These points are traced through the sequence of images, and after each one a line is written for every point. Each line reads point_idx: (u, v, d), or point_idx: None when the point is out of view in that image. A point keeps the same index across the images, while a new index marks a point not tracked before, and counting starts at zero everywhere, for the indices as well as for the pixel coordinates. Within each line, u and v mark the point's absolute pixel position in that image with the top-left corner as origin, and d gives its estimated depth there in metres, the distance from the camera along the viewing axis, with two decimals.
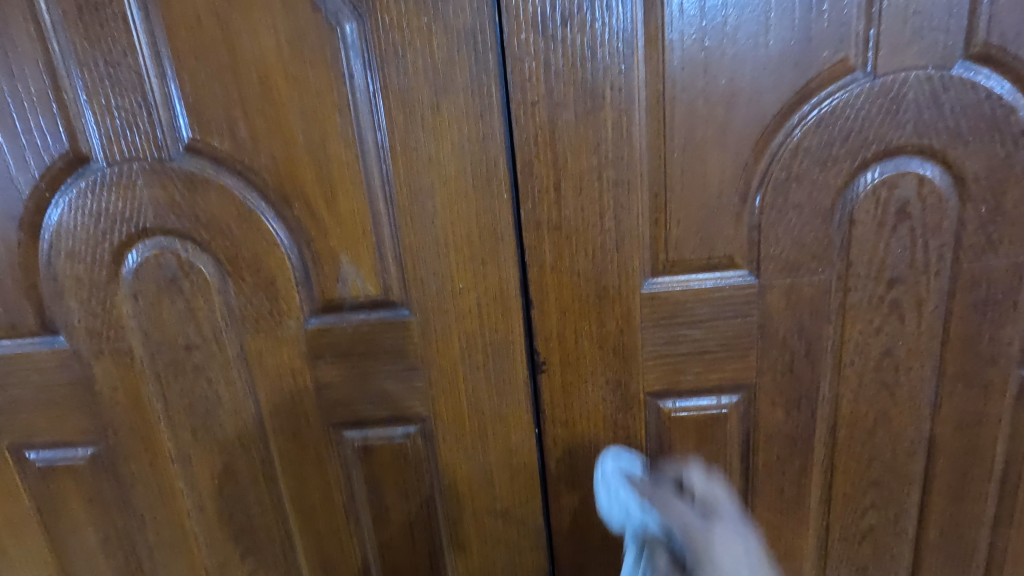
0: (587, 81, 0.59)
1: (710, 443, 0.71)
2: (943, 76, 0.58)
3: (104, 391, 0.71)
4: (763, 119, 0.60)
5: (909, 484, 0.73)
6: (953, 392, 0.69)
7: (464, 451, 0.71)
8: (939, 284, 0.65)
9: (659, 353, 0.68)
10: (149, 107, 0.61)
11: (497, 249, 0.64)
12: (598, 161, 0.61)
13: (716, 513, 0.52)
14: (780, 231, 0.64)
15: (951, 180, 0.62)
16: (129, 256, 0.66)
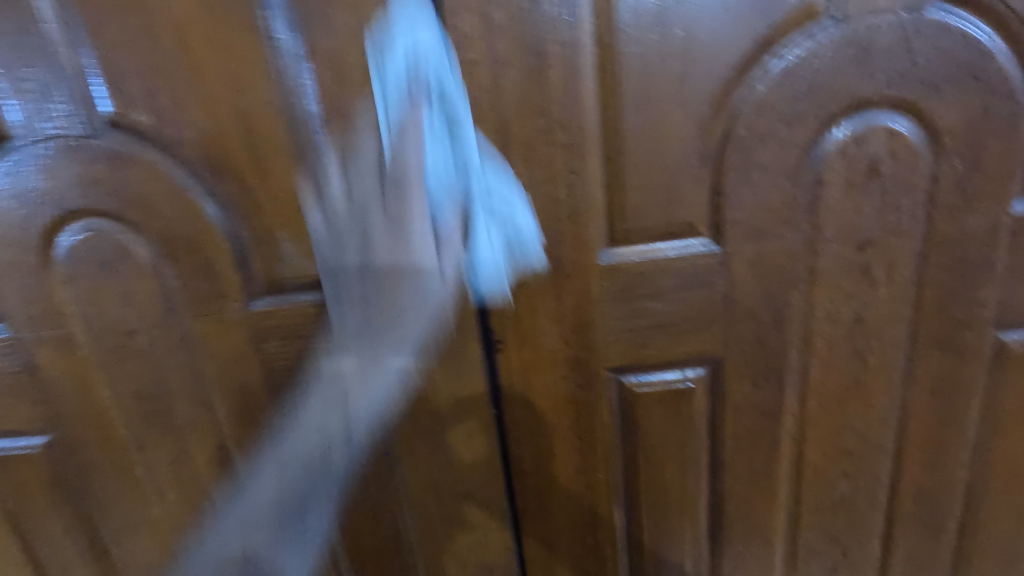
0: (530, 36, 0.55)
1: (676, 418, 0.69)
2: (915, 19, 0.54)
3: (49, 380, 0.68)
4: (722, 71, 0.56)
5: (882, 453, 0.71)
6: (926, 358, 0.67)
7: (423, 430, 0.70)
8: (912, 245, 0.62)
9: (619, 327, 0.65)
10: (62, 78, 0.56)
11: (444, 222, 0.61)
12: (546, 124, 0.57)
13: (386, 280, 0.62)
14: (744, 193, 0.60)
15: (925, 134, 0.58)
16: (59, 240, 0.62)
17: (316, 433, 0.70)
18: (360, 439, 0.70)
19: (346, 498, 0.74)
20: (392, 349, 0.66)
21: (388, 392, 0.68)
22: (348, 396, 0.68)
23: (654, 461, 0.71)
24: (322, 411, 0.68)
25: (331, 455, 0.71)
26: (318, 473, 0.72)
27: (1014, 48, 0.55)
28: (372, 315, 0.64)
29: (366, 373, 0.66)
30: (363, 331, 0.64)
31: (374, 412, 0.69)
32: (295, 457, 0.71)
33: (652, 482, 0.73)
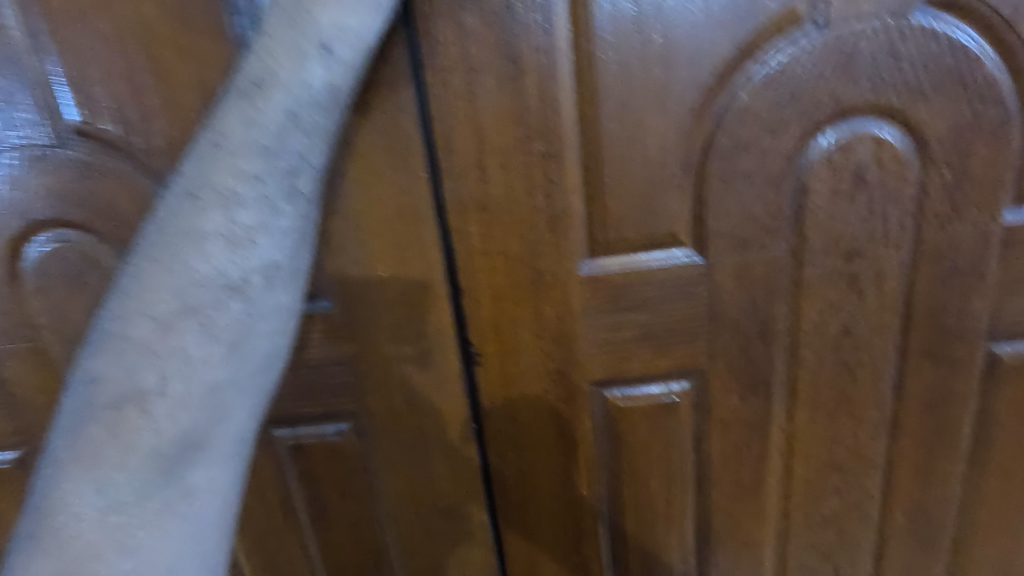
0: (506, 42, 0.53)
1: (661, 432, 0.67)
2: (902, 26, 0.53)
3: (18, 394, 0.66)
4: (703, 79, 0.55)
5: (873, 468, 0.69)
6: (917, 370, 0.65)
7: (402, 445, 0.68)
8: (901, 257, 0.60)
9: (601, 340, 0.63)
10: (28, 85, 0.55)
11: (420, 233, 0.59)
12: (523, 133, 0.56)
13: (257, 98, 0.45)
14: (727, 203, 0.58)
15: (912, 143, 0.56)
16: (26, 251, 0.60)
17: (109, 421, 0.40)
18: (216, 396, 0.45)
19: (220, 512, 0.45)
20: (258, 226, 0.47)
21: (242, 302, 0.46)
22: (166, 328, 0.43)
23: (639, 476, 0.70)
24: (130, 371, 0.41)
25: (152, 448, 0.41)
26: (159, 488, 0.42)
27: (1003, 56, 0.54)
28: (205, 188, 0.44)
29: (200, 279, 0.44)
30: (194, 216, 0.44)
31: (223, 340, 0.45)
32: (88, 482, 0.40)
33: (638, 498, 0.71)
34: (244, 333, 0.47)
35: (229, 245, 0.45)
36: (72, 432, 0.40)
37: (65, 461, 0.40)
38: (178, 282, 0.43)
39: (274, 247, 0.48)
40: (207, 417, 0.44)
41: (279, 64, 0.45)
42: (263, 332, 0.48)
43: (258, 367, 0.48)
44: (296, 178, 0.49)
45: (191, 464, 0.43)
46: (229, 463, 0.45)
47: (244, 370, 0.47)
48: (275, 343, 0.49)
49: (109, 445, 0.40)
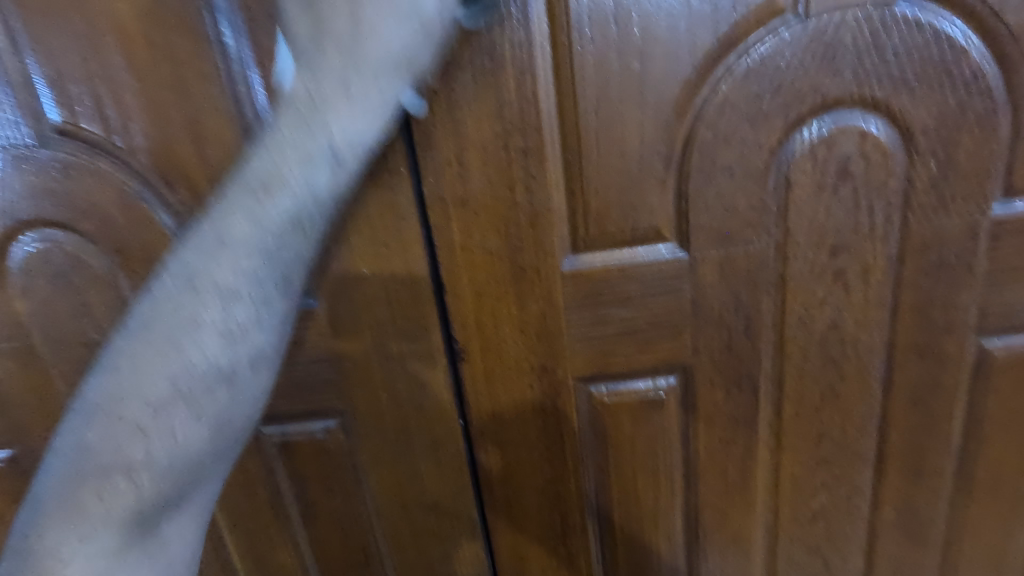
0: (483, 37, 0.53)
1: (647, 428, 0.67)
2: (885, 15, 0.52)
3: (8, 392, 0.67)
4: (683, 72, 0.54)
5: (862, 463, 0.69)
6: (905, 365, 0.64)
7: (389, 442, 0.68)
8: (887, 250, 0.59)
9: (586, 336, 0.63)
10: (8, 86, 0.55)
11: (401, 229, 0.59)
12: (502, 128, 0.56)
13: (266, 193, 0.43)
14: (709, 197, 0.58)
15: (897, 135, 0.56)
16: (11, 251, 0.61)
17: (93, 489, 0.41)
18: (195, 468, 0.44)
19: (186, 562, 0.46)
20: (252, 320, 0.44)
21: (229, 391, 0.44)
22: (153, 410, 0.41)
23: (626, 472, 0.69)
24: (117, 445, 0.41)
25: (129, 513, 0.42)
26: (131, 548, 0.42)
27: (989, 44, 0.53)
28: (204, 276, 0.42)
29: (189, 371, 0.42)
30: (192, 300, 0.42)
31: (208, 424, 0.43)
32: (74, 533, 0.41)
33: (625, 493, 0.71)
34: (228, 419, 0.44)
35: (221, 336, 0.42)
36: (61, 488, 0.41)
37: (48, 515, 0.41)
38: (174, 376, 0.41)
39: (266, 335, 0.45)
40: (183, 486, 0.44)
41: (288, 164, 0.42)
42: (246, 414, 0.45)
43: (236, 446, 0.46)
44: (292, 274, 0.45)
45: (166, 523, 0.44)
46: (197, 521, 0.47)
47: (222, 449, 0.45)
48: (255, 421, 0.47)
49: (85, 512, 0.41)
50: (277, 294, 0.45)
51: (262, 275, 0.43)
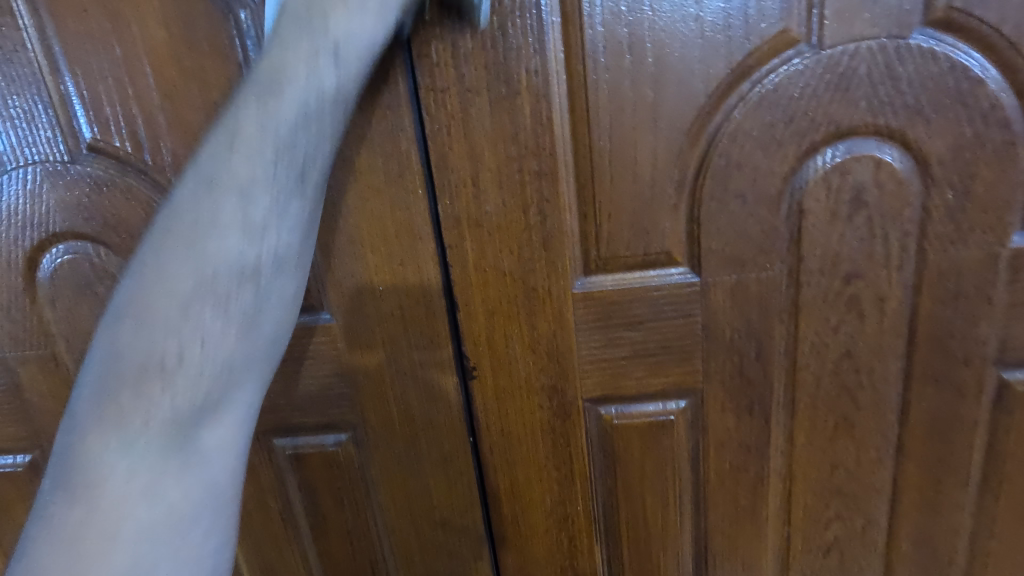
0: (500, 63, 0.54)
1: (656, 451, 0.67)
2: (899, 46, 0.52)
3: (33, 398, 0.69)
4: (697, 100, 0.55)
5: (877, 494, 0.67)
6: (922, 395, 0.63)
7: (398, 457, 0.69)
8: (903, 279, 0.59)
9: (596, 357, 0.63)
10: (47, 105, 0.58)
11: (416, 248, 0.60)
12: (517, 151, 0.57)
13: (271, 91, 0.45)
14: (721, 222, 0.58)
15: (913, 164, 0.55)
16: (43, 261, 0.63)
17: (130, 392, 0.42)
18: (227, 374, 0.45)
19: (230, 486, 0.46)
20: (271, 216, 0.46)
21: (256, 284, 0.46)
22: (182, 308, 0.43)
23: (635, 495, 0.69)
24: (149, 347, 0.42)
25: (166, 417, 0.42)
26: (171, 458, 0.43)
27: (1006, 75, 0.53)
28: (221, 175, 0.44)
29: (215, 265, 0.43)
30: (212, 202, 0.44)
31: (236, 319, 0.45)
32: (111, 445, 0.41)
33: (634, 516, 0.70)
34: (256, 315, 0.46)
35: (244, 232, 0.45)
36: (98, 398, 0.42)
37: (83, 428, 0.42)
38: (200, 272, 0.43)
39: (286, 234, 0.48)
40: (216, 396, 0.45)
41: (300, 59, 0.45)
42: (272, 314, 0.48)
43: (266, 352, 0.48)
44: (306, 172, 0.48)
45: (205, 434, 0.45)
46: (239, 438, 0.46)
47: (254, 350, 0.47)
48: (283, 326, 0.49)
49: (131, 406, 0.42)
50: (293, 194, 0.48)
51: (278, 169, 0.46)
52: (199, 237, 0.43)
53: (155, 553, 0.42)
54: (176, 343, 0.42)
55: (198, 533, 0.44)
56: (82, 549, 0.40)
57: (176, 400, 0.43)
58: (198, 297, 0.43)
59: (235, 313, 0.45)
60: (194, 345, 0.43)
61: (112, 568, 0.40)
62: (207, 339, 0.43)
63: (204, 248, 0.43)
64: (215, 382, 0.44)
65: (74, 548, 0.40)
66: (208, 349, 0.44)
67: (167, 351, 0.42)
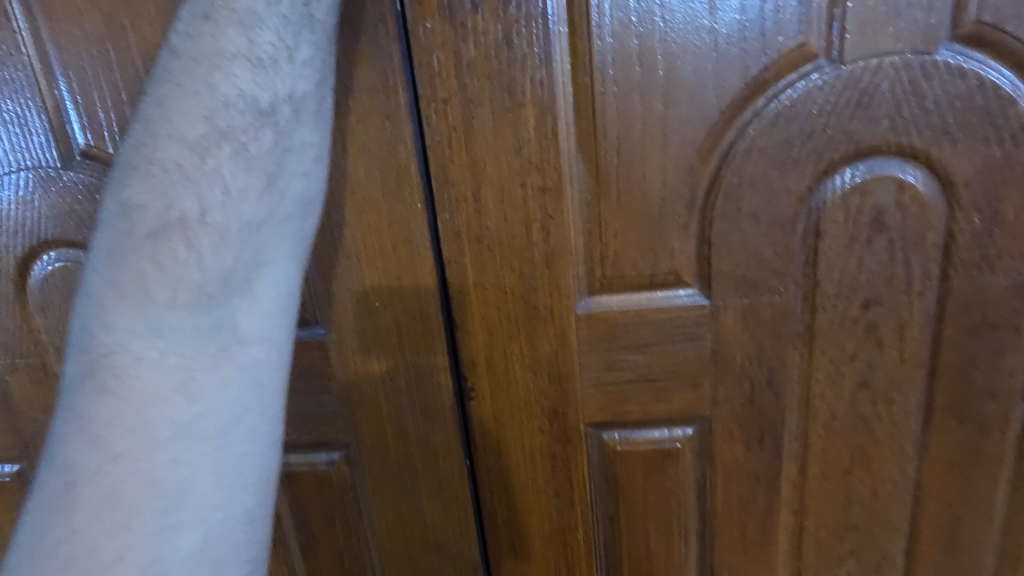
0: (505, 74, 0.52)
1: (661, 479, 0.64)
2: (924, 62, 0.49)
3: (21, 408, 0.67)
4: (711, 115, 0.52)
5: (895, 531, 0.64)
6: (944, 428, 0.60)
7: (392, 478, 0.66)
8: (924, 306, 0.56)
9: (599, 380, 0.61)
10: (42, 110, 0.57)
11: (414, 263, 0.58)
12: (520, 165, 0.54)
13: None
14: (733, 243, 0.55)
15: (937, 186, 0.53)
16: (33, 269, 0.62)
17: (149, 258, 0.36)
18: (257, 232, 0.40)
19: (273, 380, 0.42)
20: (283, 49, 0.40)
21: (275, 129, 0.41)
22: (196, 157, 0.37)
23: (637, 525, 0.66)
24: (166, 203, 0.37)
25: (192, 284, 0.37)
26: (204, 342, 0.38)
27: None
28: (219, 5, 0.37)
29: (228, 105, 0.38)
30: (213, 36, 0.37)
31: (258, 170, 0.40)
32: (134, 325, 0.36)
33: (636, 546, 0.67)
34: (278, 167, 0.41)
35: (254, 67, 0.38)
36: (109, 273, 0.36)
37: (96, 310, 0.36)
38: (212, 110, 0.38)
39: (301, 73, 0.41)
40: (246, 258, 0.39)
41: None
42: (295, 169, 0.43)
43: (292, 212, 0.43)
44: (313, 5, 0.41)
45: (237, 312, 0.39)
46: (276, 313, 0.41)
47: (277, 209, 0.42)
48: (307, 185, 0.44)
49: (150, 277, 0.36)
50: (305, 28, 0.41)
51: None
52: (208, 74, 0.37)
53: (196, 452, 0.38)
54: (197, 195, 0.37)
55: (240, 434, 0.40)
56: (116, 452, 0.36)
57: (203, 263, 0.37)
58: (213, 144, 0.38)
59: (255, 156, 0.40)
60: (215, 196, 0.38)
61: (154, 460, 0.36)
62: (229, 189, 0.38)
63: (214, 87, 0.38)
64: (244, 242, 0.39)
65: (107, 451, 0.36)
66: (231, 201, 0.38)
67: (188, 208, 0.37)
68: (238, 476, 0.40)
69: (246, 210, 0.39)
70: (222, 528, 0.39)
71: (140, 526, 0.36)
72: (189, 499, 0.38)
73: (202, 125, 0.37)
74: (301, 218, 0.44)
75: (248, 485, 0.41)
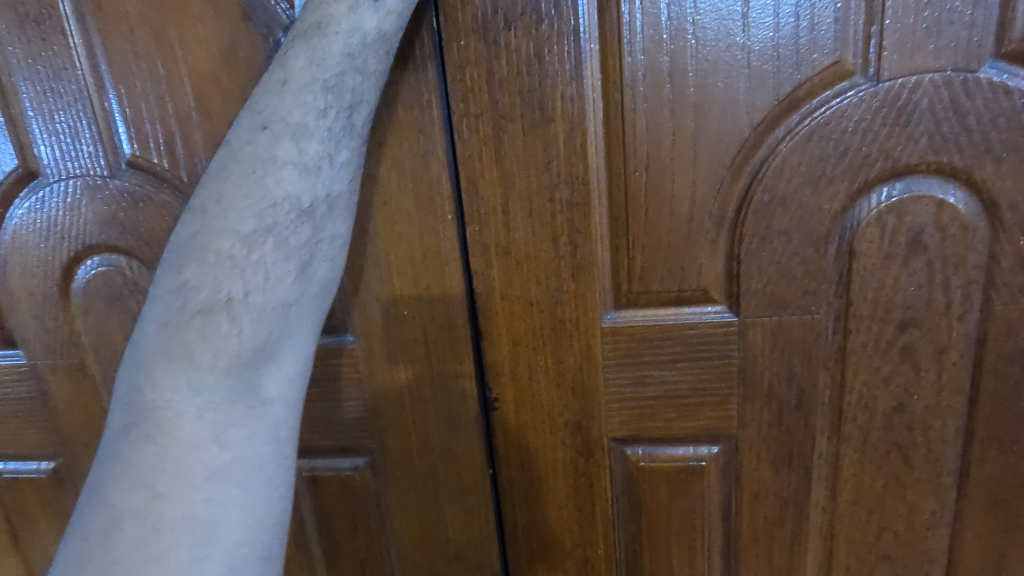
0: (536, 90, 0.53)
1: (685, 498, 0.63)
2: (967, 79, 0.48)
3: (61, 405, 0.70)
4: (742, 132, 0.52)
5: (929, 563, 0.61)
6: (984, 458, 0.57)
7: (414, 486, 0.67)
8: (964, 331, 0.54)
9: (624, 396, 0.60)
10: (92, 122, 0.60)
11: (443, 273, 0.59)
12: (549, 180, 0.55)
13: (312, 38, 0.44)
14: (764, 261, 0.55)
15: (979, 206, 0.51)
16: (78, 272, 0.65)
17: (196, 330, 0.40)
18: (288, 311, 0.46)
19: (291, 434, 0.46)
20: (325, 155, 0.47)
21: (311, 221, 0.48)
22: (245, 247, 0.43)
23: (660, 543, 0.65)
24: (215, 283, 0.42)
25: (233, 356, 0.42)
26: (236, 403, 0.42)
27: None
28: (275, 117, 0.44)
29: (275, 202, 0.45)
30: (268, 145, 0.44)
31: (292, 258, 0.46)
32: (179, 386, 0.40)
33: (658, 565, 0.66)
34: (310, 256, 0.48)
35: (300, 172, 0.46)
36: (159, 342, 0.40)
37: (144, 376, 0.40)
38: (261, 208, 0.44)
39: (338, 175, 0.49)
40: (278, 333, 0.45)
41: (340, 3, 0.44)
42: (322, 257, 0.50)
43: (315, 293, 0.49)
44: (352, 115, 0.49)
45: (266, 377, 0.44)
46: (297, 379, 0.46)
47: (307, 293, 0.48)
48: (332, 269, 0.51)
49: (196, 348, 0.40)
50: (344, 136, 0.49)
51: (326, 115, 0.46)
52: (258, 179, 0.44)
53: (227, 496, 0.41)
54: (242, 278, 0.43)
55: (263, 478, 0.43)
56: (156, 492, 0.39)
57: (243, 339, 0.42)
58: (256, 236, 0.44)
59: (292, 249, 0.46)
60: (256, 281, 0.44)
61: (188, 510, 0.39)
62: (270, 276, 0.44)
63: (265, 189, 0.44)
64: (279, 319, 0.45)
65: (147, 490, 0.39)
66: (272, 287, 0.44)
67: (233, 290, 0.42)
68: (260, 513, 0.43)
69: (282, 293, 0.45)
70: (246, 561, 0.42)
71: (173, 561, 0.38)
72: (218, 533, 0.40)
73: (248, 219, 0.43)
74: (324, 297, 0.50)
75: (268, 524, 0.43)
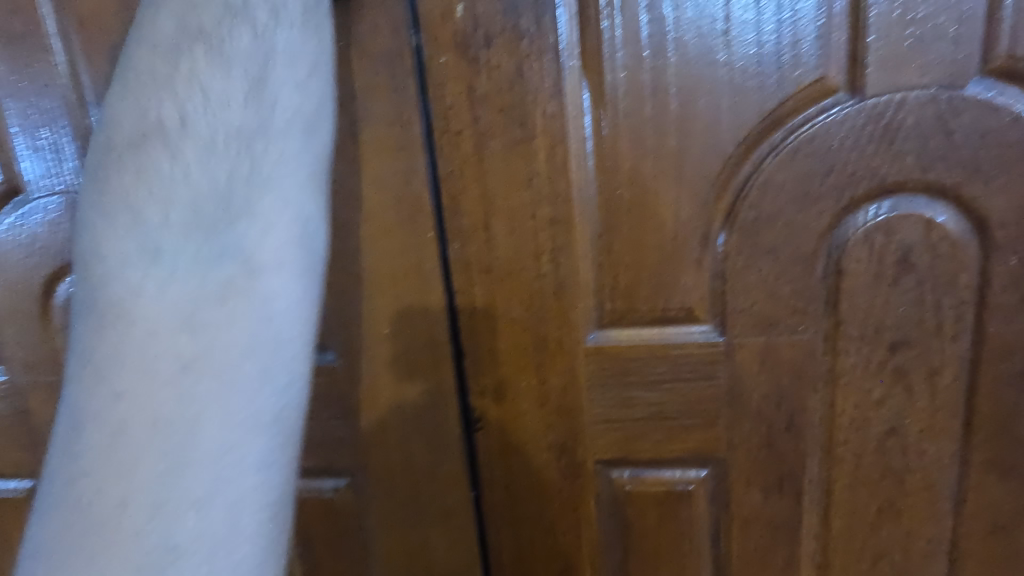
0: (517, 106, 0.52)
1: (674, 523, 0.61)
2: (953, 96, 0.47)
3: (40, 423, 0.69)
4: (725, 149, 0.51)
5: None
6: (981, 483, 0.56)
7: (397, 508, 0.65)
8: (957, 352, 0.53)
9: (609, 416, 0.59)
10: (75, 138, 0.60)
11: (424, 291, 0.58)
12: (531, 198, 0.54)
13: None
14: (750, 280, 0.54)
15: (969, 225, 0.50)
16: (60, 288, 0.64)
17: (133, 179, 0.35)
18: (256, 141, 0.36)
19: (294, 320, 0.37)
20: None
21: (251, 30, 0.36)
22: (171, 65, 0.35)
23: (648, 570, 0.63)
24: (147, 114, 0.35)
25: (186, 199, 0.35)
26: (206, 266, 0.35)
27: None
28: None
29: (195, 6, 0.36)
30: None
31: (241, 77, 0.36)
32: (128, 247, 0.34)
33: None
34: (266, 71, 0.37)
35: None
36: (100, 195, 0.35)
37: (94, 237, 0.35)
38: (181, 19, 0.35)
39: None
40: (243, 167, 0.36)
41: None
42: (291, 75, 0.37)
43: (300, 129, 0.38)
44: None
45: (246, 238, 0.36)
46: (293, 232, 0.37)
47: (275, 117, 0.37)
48: (316, 91, 0.39)
49: (143, 197, 0.34)
50: None
51: None
52: None
53: (200, 392, 0.34)
54: (183, 103, 0.35)
55: (252, 375, 0.36)
56: (116, 389, 0.33)
57: (195, 179, 0.35)
58: (183, 53, 0.35)
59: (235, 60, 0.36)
60: (194, 105, 0.35)
61: (156, 407, 0.33)
62: (221, 101, 0.36)
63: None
64: (250, 157, 0.36)
65: (109, 390, 0.33)
66: (219, 107, 0.36)
67: (167, 120, 0.35)
68: (249, 414, 0.36)
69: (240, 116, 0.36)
70: (238, 471, 0.35)
71: (144, 471, 0.33)
72: (197, 441, 0.34)
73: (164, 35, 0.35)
74: (316, 125, 0.39)
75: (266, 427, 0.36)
